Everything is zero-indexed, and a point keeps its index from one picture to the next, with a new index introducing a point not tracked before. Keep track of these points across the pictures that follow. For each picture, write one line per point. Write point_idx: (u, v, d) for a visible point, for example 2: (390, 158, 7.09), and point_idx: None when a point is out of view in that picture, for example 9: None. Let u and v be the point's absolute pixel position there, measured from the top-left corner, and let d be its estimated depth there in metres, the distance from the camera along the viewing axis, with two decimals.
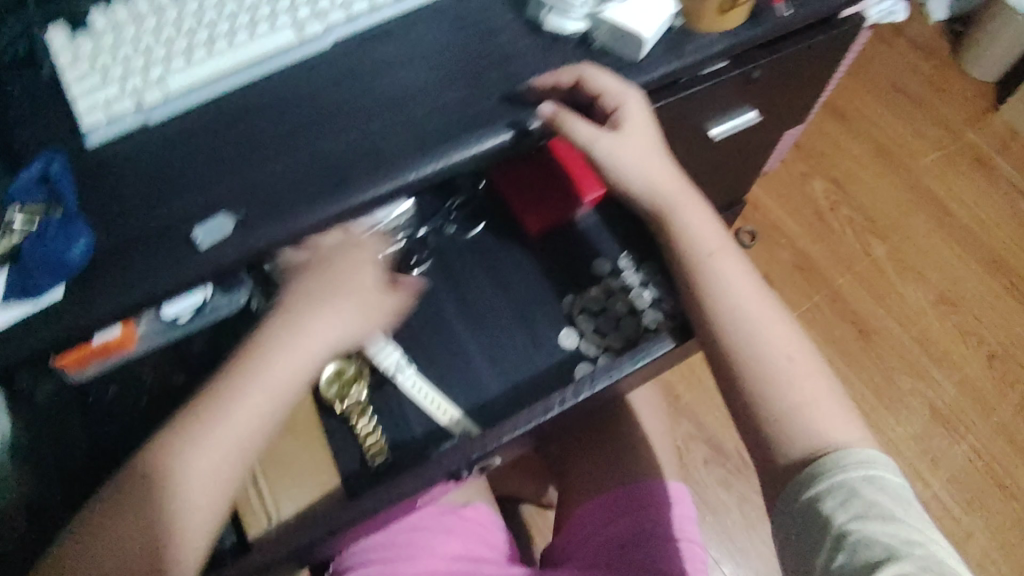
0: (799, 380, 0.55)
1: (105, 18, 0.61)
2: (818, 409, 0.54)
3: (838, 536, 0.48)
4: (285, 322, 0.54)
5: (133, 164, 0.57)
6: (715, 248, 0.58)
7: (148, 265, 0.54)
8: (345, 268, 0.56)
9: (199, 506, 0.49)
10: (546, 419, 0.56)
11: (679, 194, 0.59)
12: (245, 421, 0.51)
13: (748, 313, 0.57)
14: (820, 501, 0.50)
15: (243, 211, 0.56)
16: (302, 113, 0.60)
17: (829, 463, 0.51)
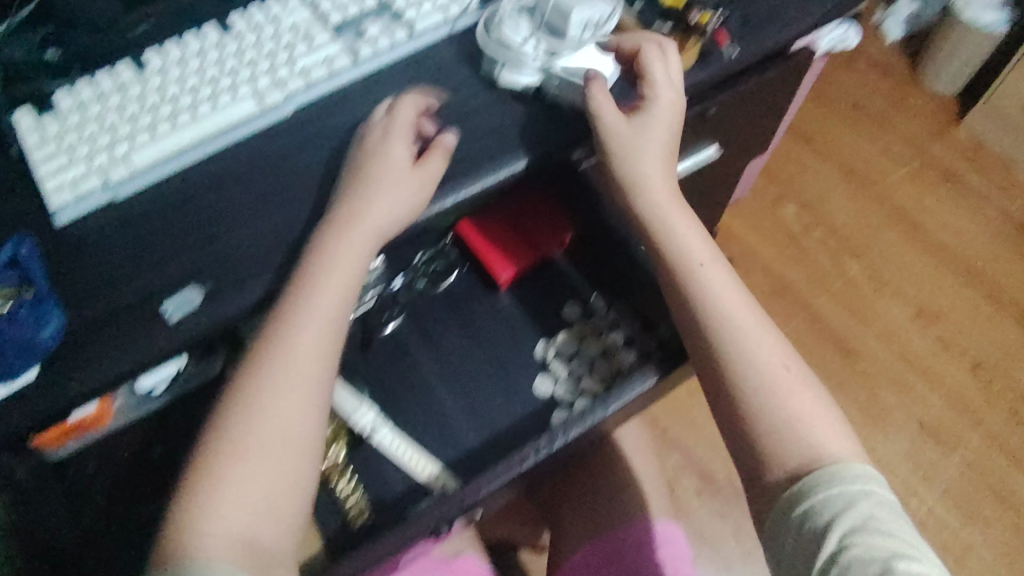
0: (792, 396, 0.54)
1: (71, 101, 0.63)
2: (810, 427, 0.52)
3: (830, 554, 0.46)
4: (332, 236, 0.54)
5: (98, 243, 0.57)
6: (705, 261, 0.58)
7: (113, 343, 0.53)
8: (393, 171, 0.56)
9: (282, 430, 0.50)
10: (521, 471, 0.54)
11: (671, 204, 0.60)
12: (303, 363, 0.52)
13: (735, 326, 0.56)
14: (813, 516, 0.48)
15: (210, 283, 0.55)
16: (264, 180, 0.60)
17: (823, 476, 0.49)
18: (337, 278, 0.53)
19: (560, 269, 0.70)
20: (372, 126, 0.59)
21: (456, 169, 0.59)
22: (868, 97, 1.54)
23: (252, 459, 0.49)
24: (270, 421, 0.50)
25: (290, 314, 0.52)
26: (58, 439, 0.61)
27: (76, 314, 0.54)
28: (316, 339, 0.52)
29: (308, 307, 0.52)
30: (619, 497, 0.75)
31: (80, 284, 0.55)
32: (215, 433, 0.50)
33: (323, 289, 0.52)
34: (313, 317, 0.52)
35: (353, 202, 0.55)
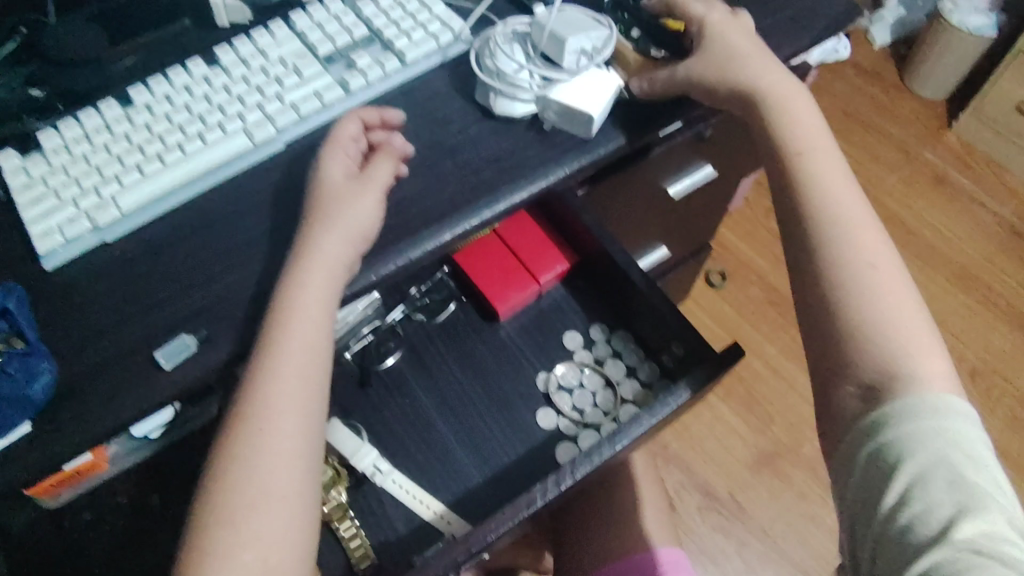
0: (894, 298, 0.50)
1: (57, 140, 0.61)
2: (903, 332, 0.49)
3: (891, 504, 0.43)
4: (295, 278, 0.51)
5: (88, 289, 0.56)
6: (807, 147, 0.57)
7: (105, 393, 0.51)
8: (361, 197, 0.54)
9: (286, 491, 0.47)
10: (530, 513, 0.53)
11: (783, 97, 0.59)
12: (283, 412, 0.49)
13: (841, 210, 0.54)
14: (882, 454, 0.45)
15: (205, 328, 0.54)
16: (258, 218, 0.59)
17: (896, 411, 0.46)
18: (307, 323, 0.51)
19: (559, 295, 0.69)
20: (334, 148, 0.57)
21: (453, 203, 0.58)
22: (857, 104, 1.54)
23: (244, 524, 0.45)
24: (257, 480, 0.47)
25: (261, 367, 0.49)
26: (50, 489, 0.60)
27: (68, 364, 0.52)
28: (294, 386, 0.49)
29: (280, 354, 0.49)
30: (625, 526, 0.73)
31: (71, 332, 0.54)
32: (202, 507, 0.46)
33: (293, 334, 0.50)
34: (286, 364, 0.49)
35: (315, 238, 0.52)
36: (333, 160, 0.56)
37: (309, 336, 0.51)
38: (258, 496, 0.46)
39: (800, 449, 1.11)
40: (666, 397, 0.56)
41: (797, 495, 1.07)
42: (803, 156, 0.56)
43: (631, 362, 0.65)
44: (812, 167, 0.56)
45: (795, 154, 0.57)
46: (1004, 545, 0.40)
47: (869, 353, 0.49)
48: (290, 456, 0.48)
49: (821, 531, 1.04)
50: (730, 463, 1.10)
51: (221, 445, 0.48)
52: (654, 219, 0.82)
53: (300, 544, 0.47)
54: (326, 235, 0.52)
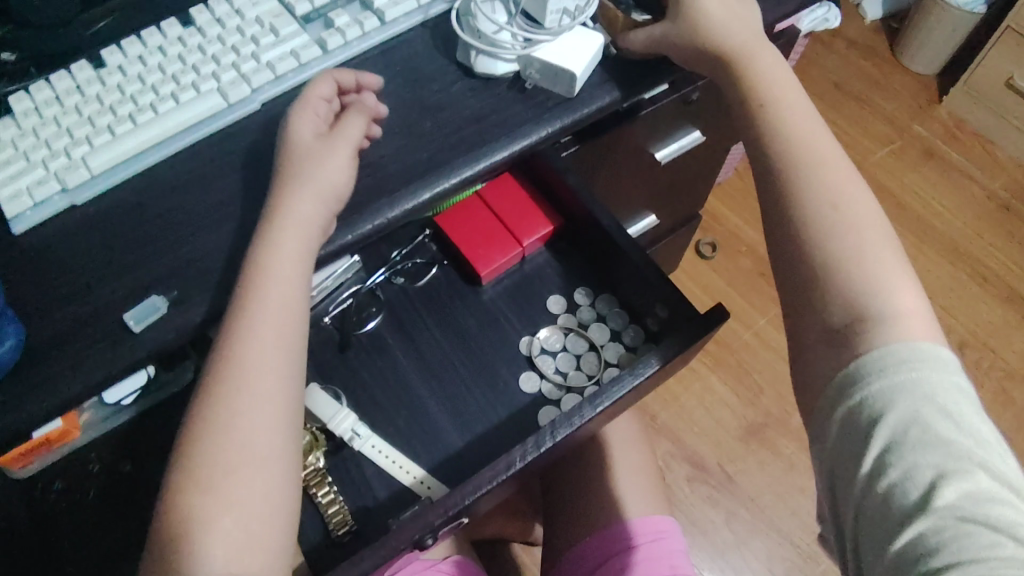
0: (869, 238, 0.48)
1: (26, 102, 0.59)
2: (877, 275, 0.47)
3: (869, 470, 0.41)
4: (267, 238, 0.50)
5: (58, 250, 0.55)
6: (780, 95, 0.55)
7: (75, 355, 0.50)
8: (334, 154, 0.53)
9: (265, 449, 0.46)
10: (509, 476, 0.52)
11: (746, 46, 0.57)
12: (261, 374, 0.47)
13: (816, 154, 0.52)
14: (857, 415, 0.43)
15: (177, 289, 0.52)
16: (232, 180, 0.57)
17: (865, 366, 0.44)
18: (282, 282, 0.49)
19: (543, 260, 0.67)
20: (303, 104, 0.55)
21: (433, 162, 0.57)
22: (847, 78, 1.53)
23: (220, 491, 0.44)
24: (235, 444, 0.45)
25: (236, 329, 0.48)
26: (21, 456, 0.59)
27: (35, 326, 0.51)
28: (269, 347, 0.48)
29: (254, 316, 0.48)
30: (611, 493, 0.73)
31: (39, 294, 0.53)
32: (178, 473, 0.44)
33: (268, 295, 0.49)
34: (263, 325, 0.48)
35: (288, 199, 0.51)
36: (302, 119, 0.54)
37: (285, 296, 0.49)
38: (234, 455, 0.45)
39: (788, 420, 1.10)
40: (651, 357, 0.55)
41: (786, 466, 1.07)
42: (779, 100, 0.54)
43: (614, 326, 0.64)
44: (785, 115, 0.54)
45: (766, 100, 0.55)
46: (989, 507, 0.38)
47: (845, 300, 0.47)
48: (271, 419, 0.46)
49: (809, 503, 1.04)
50: (719, 435, 1.09)
51: (195, 406, 0.46)
52: (640, 185, 0.81)
53: (281, 503, 0.46)
54: (300, 195, 0.51)
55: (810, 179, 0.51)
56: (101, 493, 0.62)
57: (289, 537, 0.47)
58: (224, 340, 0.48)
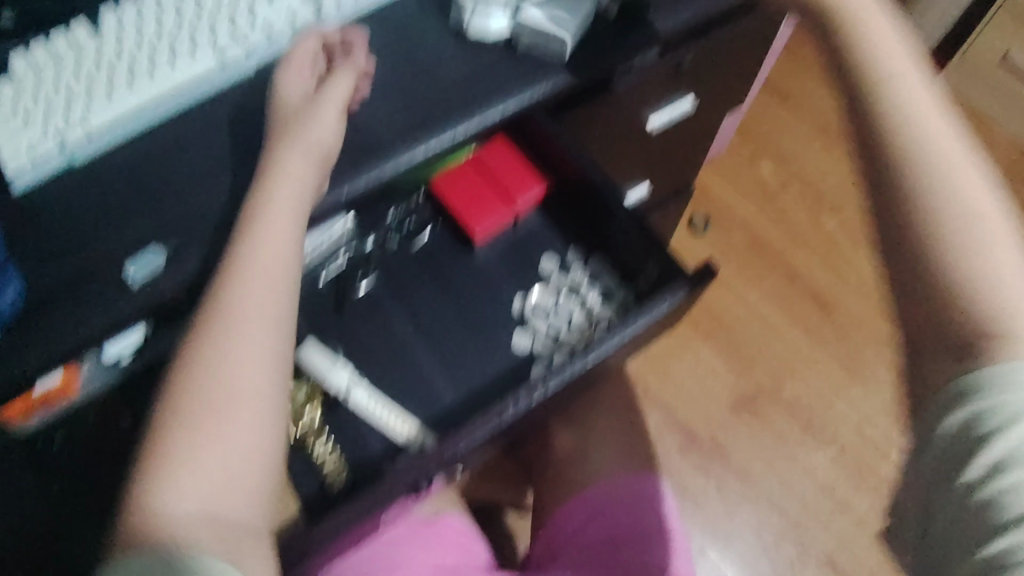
0: (980, 186, 0.42)
1: (23, 62, 0.60)
2: (990, 220, 0.41)
3: (973, 479, 0.39)
4: (260, 191, 0.51)
5: (58, 207, 0.55)
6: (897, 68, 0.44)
7: (78, 308, 0.52)
8: (325, 113, 0.53)
9: (250, 395, 0.47)
10: (503, 425, 0.55)
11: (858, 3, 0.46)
12: (249, 323, 0.48)
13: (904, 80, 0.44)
14: (972, 426, 0.39)
15: (176, 242, 0.54)
16: (228, 139, 0.58)
17: (984, 380, 0.39)
18: (273, 235, 0.50)
19: (535, 222, 0.68)
20: (289, 64, 0.55)
21: (426, 121, 0.58)
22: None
23: (203, 432, 0.45)
24: (222, 389, 0.46)
25: (226, 279, 0.49)
26: (22, 413, 0.59)
27: (38, 278, 0.53)
28: (258, 296, 0.49)
29: (245, 265, 0.49)
30: (602, 454, 0.74)
31: (40, 249, 0.54)
32: (162, 414, 0.46)
33: (259, 248, 0.49)
34: (252, 276, 0.49)
35: (280, 155, 0.52)
36: (289, 77, 0.55)
37: (275, 247, 0.50)
38: (218, 398, 0.46)
39: (779, 391, 1.12)
40: (651, 304, 0.57)
41: (776, 435, 1.09)
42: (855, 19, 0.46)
43: (605, 286, 0.65)
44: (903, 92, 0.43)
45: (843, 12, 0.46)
46: None
47: (961, 263, 0.40)
48: (255, 365, 0.47)
49: (799, 471, 1.06)
50: (711, 405, 1.11)
51: (184, 349, 0.47)
52: (632, 153, 0.82)
53: (263, 447, 0.47)
54: (292, 151, 0.52)
55: None
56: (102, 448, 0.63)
57: (271, 484, 0.47)
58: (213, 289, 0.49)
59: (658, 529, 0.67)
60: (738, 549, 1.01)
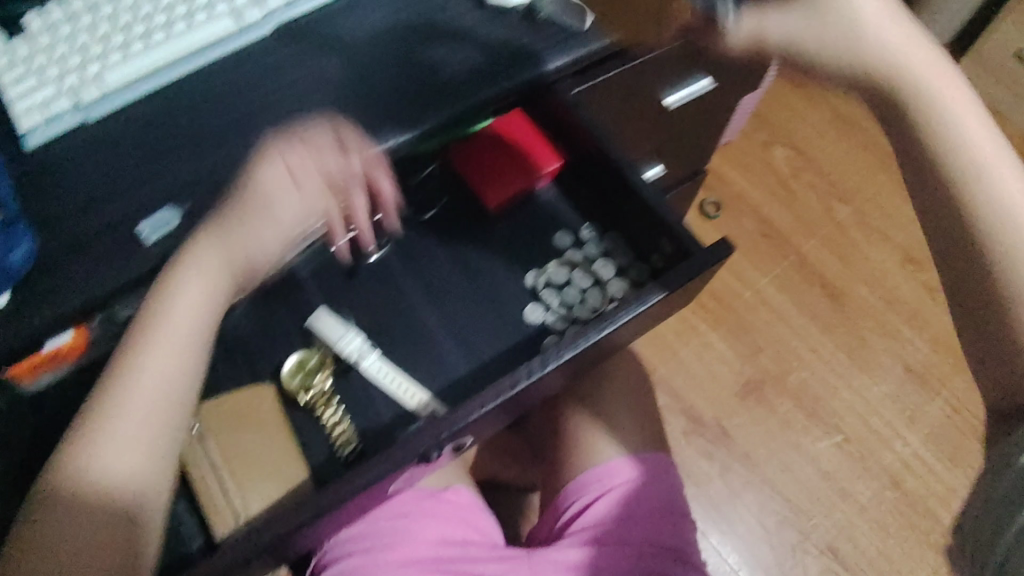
0: None
1: (39, 20, 0.58)
2: None
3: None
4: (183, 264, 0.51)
5: (71, 165, 0.55)
6: (971, 130, 0.45)
7: (93, 266, 0.52)
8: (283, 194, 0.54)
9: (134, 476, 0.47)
10: (515, 392, 0.55)
11: (929, 63, 0.45)
12: (145, 404, 0.48)
13: (963, 111, 0.45)
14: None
15: (190, 201, 0.54)
16: (243, 101, 0.58)
17: None
18: (183, 317, 0.51)
19: (550, 197, 0.68)
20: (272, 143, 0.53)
21: (445, 88, 0.58)
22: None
23: (83, 506, 0.45)
24: (108, 468, 0.47)
25: (138, 338, 0.50)
26: (29, 371, 0.56)
27: (48, 237, 0.52)
28: (153, 376, 0.49)
29: (150, 345, 0.49)
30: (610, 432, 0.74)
31: (53, 206, 0.53)
32: (62, 452, 0.47)
33: (168, 326, 0.50)
34: (165, 344, 0.50)
35: (208, 238, 0.52)
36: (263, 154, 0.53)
37: (185, 330, 0.50)
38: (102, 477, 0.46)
39: (785, 378, 1.11)
40: (667, 278, 0.57)
41: (781, 422, 1.08)
42: (903, 57, 0.45)
43: (620, 262, 0.65)
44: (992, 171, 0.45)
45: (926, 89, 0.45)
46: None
47: None
48: (156, 419, 0.49)
49: (802, 458, 1.06)
50: (717, 390, 1.10)
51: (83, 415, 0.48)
52: (648, 132, 0.81)
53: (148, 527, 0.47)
54: (226, 233, 0.52)
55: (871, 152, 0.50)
56: None
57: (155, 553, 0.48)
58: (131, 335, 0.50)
59: (672, 509, 0.67)
60: (738, 533, 1.02)
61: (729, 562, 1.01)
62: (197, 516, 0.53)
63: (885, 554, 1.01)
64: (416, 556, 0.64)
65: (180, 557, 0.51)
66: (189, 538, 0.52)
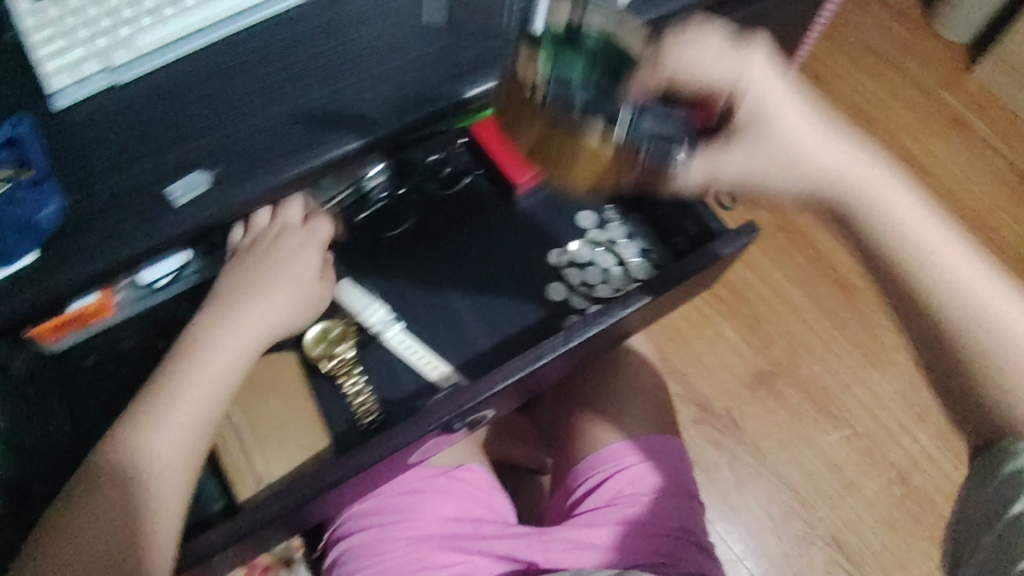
0: (995, 292, 0.45)
1: None
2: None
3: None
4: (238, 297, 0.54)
5: (99, 126, 0.55)
6: (914, 221, 0.47)
7: (121, 229, 0.52)
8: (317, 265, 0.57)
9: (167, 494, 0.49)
10: (539, 366, 0.55)
11: (863, 176, 0.48)
12: (192, 425, 0.50)
13: (862, 187, 0.47)
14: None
15: (221, 166, 0.54)
16: (271, 69, 0.57)
17: None
18: (238, 345, 0.53)
19: None
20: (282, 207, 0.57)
21: (476, 62, 0.58)
22: (887, 21, 1.42)
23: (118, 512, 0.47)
24: (148, 480, 0.48)
25: (193, 357, 0.52)
26: (52, 331, 0.57)
27: (78, 197, 0.52)
28: (203, 399, 0.51)
29: (203, 367, 0.51)
30: (624, 415, 0.74)
31: (81, 166, 0.53)
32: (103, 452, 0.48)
33: (222, 352, 0.52)
34: (215, 368, 0.52)
35: (264, 278, 0.55)
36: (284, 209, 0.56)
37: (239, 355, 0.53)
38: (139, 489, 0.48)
39: (795, 370, 1.11)
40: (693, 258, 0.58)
41: (790, 414, 1.08)
42: (784, 143, 0.48)
43: (643, 243, 0.65)
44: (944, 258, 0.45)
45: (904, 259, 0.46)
46: None
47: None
48: (195, 441, 0.50)
49: (810, 451, 1.06)
50: (728, 380, 1.10)
51: (125, 421, 0.49)
52: None
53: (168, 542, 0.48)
54: (279, 277, 0.55)
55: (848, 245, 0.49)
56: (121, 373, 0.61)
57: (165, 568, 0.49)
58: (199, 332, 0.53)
59: (681, 490, 0.68)
60: (745, 522, 1.02)
61: (734, 551, 1.01)
62: (218, 480, 0.54)
63: (890, 549, 1.01)
64: (430, 532, 0.64)
65: (198, 518, 0.53)
66: (208, 501, 0.53)
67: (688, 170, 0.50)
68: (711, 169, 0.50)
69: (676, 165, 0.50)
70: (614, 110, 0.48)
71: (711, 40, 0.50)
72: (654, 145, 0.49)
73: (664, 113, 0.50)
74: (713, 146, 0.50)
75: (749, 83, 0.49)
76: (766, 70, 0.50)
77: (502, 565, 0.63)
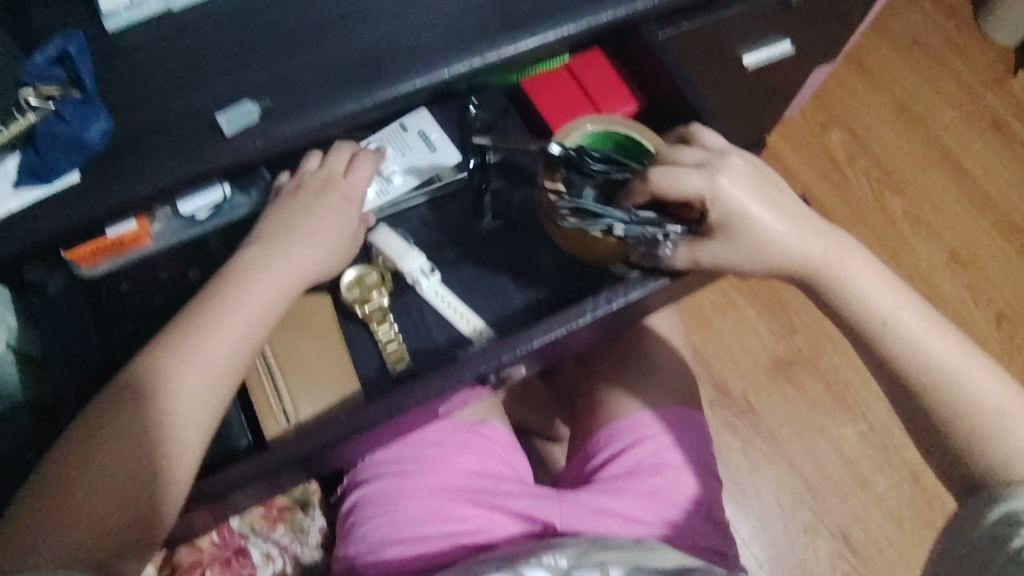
0: (935, 332, 0.54)
1: None
2: (983, 404, 0.51)
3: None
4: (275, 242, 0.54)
5: (151, 50, 0.54)
6: (889, 312, 0.54)
7: (165, 153, 0.51)
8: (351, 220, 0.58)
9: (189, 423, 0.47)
10: (579, 325, 0.55)
11: (830, 253, 0.55)
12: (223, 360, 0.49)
13: (824, 260, 0.55)
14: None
15: (270, 99, 0.53)
16: (327, 6, 0.56)
17: None
18: (273, 289, 0.52)
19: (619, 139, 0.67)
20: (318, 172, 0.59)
21: (536, 13, 0.56)
22: (939, 16, 1.39)
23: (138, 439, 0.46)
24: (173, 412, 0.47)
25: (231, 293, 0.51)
26: (91, 256, 0.57)
27: (124, 120, 0.52)
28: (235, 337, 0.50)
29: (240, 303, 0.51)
30: (647, 387, 0.73)
31: (131, 90, 0.53)
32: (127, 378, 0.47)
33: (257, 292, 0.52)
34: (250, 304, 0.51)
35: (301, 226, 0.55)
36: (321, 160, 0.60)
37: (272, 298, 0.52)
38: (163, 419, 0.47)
39: (817, 361, 1.10)
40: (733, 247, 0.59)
41: (808, 404, 1.08)
42: (769, 242, 0.54)
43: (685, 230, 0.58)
44: (906, 327, 0.54)
45: (874, 325, 0.55)
46: None
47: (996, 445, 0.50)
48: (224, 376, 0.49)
49: (825, 443, 1.06)
50: (748, 364, 1.10)
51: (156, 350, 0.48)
52: (718, 89, 0.79)
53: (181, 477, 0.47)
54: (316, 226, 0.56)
55: (841, 301, 0.55)
56: (156, 301, 0.61)
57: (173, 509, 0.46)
58: (226, 283, 0.52)
59: (702, 463, 0.68)
60: (753, 507, 1.02)
61: (741, 534, 1.01)
62: (247, 417, 0.57)
63: (897, 546, 1.00)
64: (450, 485, 0.64)
65: (228, 453, 0.55)
66: (238, 436, 0.56)
67: (676, 259, 0.55)
68: (696, 260, 0.54)
69: (665, 257, 0.55)
70: (607, 217, 0.55)
71: (693, 151, 0.54)
72: (642, 239, 0.55)
73: (650, 214, 0.55)
74: (697, 236, 0.54)
75: (723, 195, 0.52)
76: (737, 181, 0.53)
77: (519, 524, 0.63)
